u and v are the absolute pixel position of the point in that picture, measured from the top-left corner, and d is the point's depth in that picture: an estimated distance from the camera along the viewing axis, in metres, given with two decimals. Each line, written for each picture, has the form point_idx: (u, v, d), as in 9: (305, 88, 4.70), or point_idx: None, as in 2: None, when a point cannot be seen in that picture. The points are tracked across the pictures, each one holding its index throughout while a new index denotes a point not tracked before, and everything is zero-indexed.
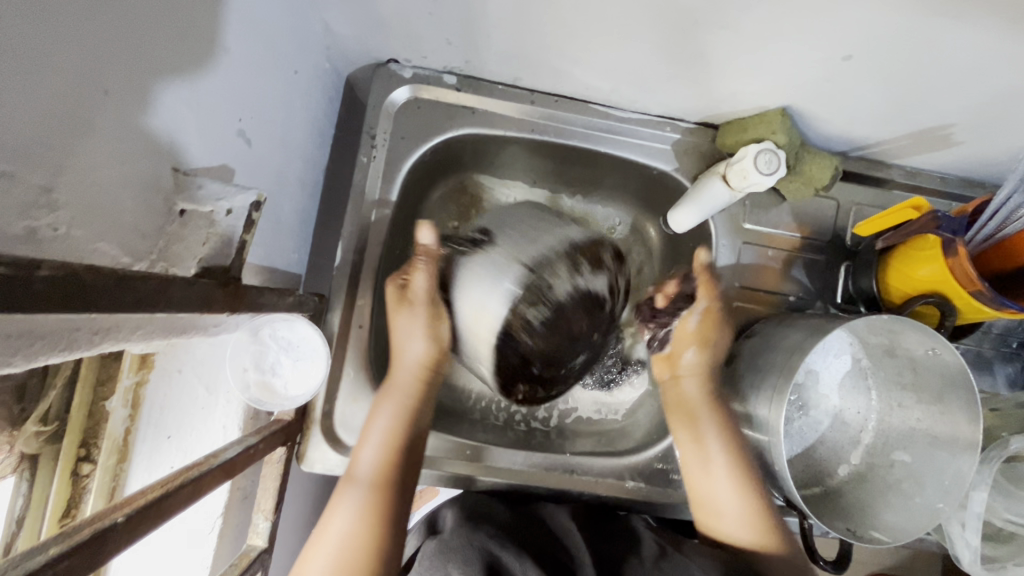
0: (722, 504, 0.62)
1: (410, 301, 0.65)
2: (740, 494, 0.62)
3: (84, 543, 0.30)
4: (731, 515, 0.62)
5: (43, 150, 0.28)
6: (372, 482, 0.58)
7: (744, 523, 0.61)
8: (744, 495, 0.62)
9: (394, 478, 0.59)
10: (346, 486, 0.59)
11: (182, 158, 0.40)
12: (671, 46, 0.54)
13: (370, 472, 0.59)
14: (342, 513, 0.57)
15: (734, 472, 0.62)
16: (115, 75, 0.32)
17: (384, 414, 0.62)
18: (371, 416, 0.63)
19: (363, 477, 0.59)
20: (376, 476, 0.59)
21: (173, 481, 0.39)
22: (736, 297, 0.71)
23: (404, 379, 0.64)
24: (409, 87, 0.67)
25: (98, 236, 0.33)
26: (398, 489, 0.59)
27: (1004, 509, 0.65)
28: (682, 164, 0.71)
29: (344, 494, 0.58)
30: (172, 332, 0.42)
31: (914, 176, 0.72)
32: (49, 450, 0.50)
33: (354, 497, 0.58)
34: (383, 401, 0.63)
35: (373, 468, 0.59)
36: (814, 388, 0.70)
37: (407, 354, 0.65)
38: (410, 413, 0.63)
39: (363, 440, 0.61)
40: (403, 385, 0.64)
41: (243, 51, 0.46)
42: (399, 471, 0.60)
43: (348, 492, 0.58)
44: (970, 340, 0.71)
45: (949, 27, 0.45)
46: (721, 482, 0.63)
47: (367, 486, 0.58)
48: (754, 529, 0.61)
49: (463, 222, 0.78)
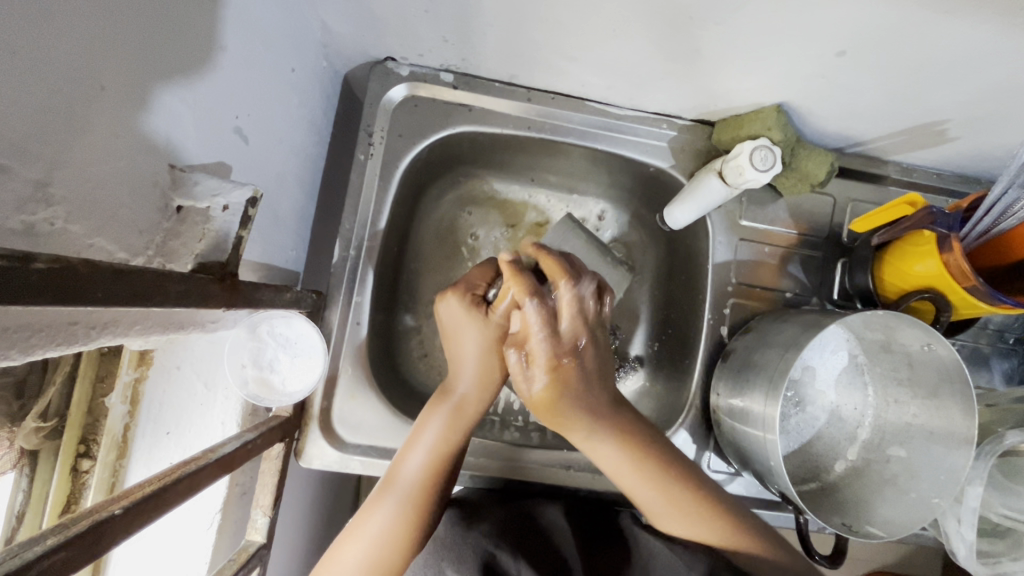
0: (655, 509, 0.59)
1: (488, 313, 0.62)
2: (684, 513, 0.57)
3: (81, 534, 0.30)
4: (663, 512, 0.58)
5: (38, 145, 0.29)
6: (415, 488, 0.57)
7: (689, 528, 0.57)
8: (678, 505, 0.57)
9: (435, 488, 0.57)
10: (388, 488, 0.57)
11: (179, 155, 0.40)
12: (665, 43, 0.54)
13: (415, 477, 0.57)
14: (379, 515, 0.55)
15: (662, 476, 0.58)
16: (111, 72, 0.33)
17: (437, 421, 0.60)
18: (422, 421, 0.61)
19: (406, 482, 0.57)
20: (421, 484, 0.57)
21: (170, 474, 0.39)
22: (733, 293, 0.71)
23: (462, 393, 0.62)
24: (407, 85, 0.67)
25: (95, 231, 0.34)
26: (438, 498, 0.58)
27: (1000, 504, 0.65)
28: (679, 161, 0.71)
29: (386, 494, 0.56)
30: (169, 327, 0.42)
31: (910, 173, 0.73)
32: (48, 446, 0.51)
33: (394, 500, 0.56)
34: (438, 407, 0.61)
35: (418, 475, 0.57)
36: (811, 384, 0.70)
37: (469, 372, 0.62)
38: (459, 426, 0.60)
39: (412, 443, 0.59)
40: (459, 398, 0.62)
41: (241, 49, 0.47)
42: (442, 480, 0.58)
43: (388, 494, 0.56)
44: (967, 336, 0.72)
45: (940, 23, 0.45)
46: (645, 491, 0.59)
47: (410, 490, 0.56)
48: (706, 532, 0.56)
49: (476, 219, 0.80)
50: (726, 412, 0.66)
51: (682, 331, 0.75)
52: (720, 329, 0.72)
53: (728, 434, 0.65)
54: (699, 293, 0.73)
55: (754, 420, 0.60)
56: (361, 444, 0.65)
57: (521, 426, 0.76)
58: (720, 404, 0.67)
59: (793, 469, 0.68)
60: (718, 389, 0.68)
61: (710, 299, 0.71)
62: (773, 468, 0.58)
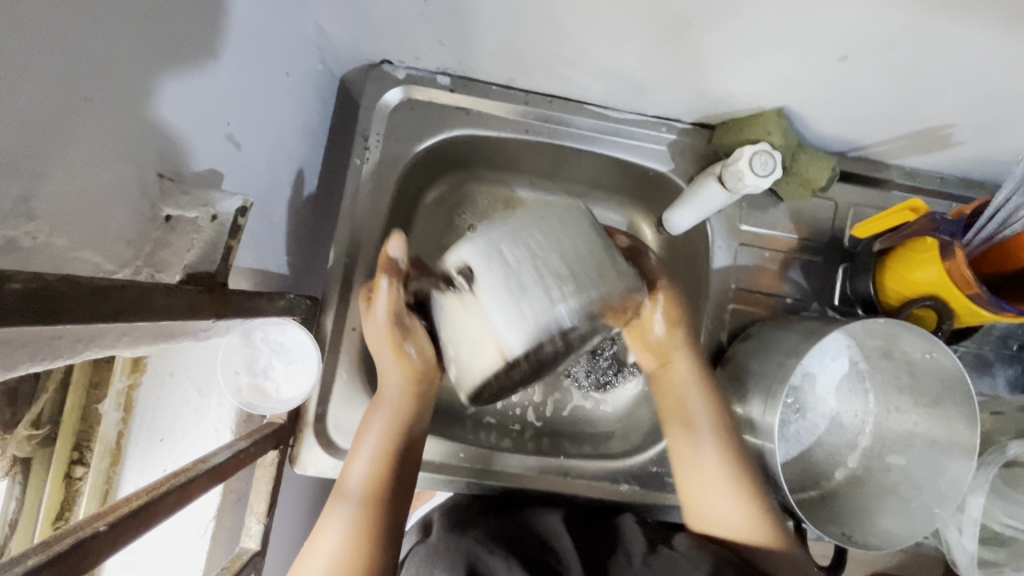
0: (718, 509, 0.60)
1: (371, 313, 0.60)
2: (739, 498, 0.59)
3: (65, 553, 0.30)
4: (727, 516, 0.59)
5: (21, 161, 0.28)
6: (364, 499, 0.56)
7: (743, 522, 0.59)
8: (725, 491, 0.60)
9: (388, 492, 0.58)
10: (337, 502, 0.57)
11: (168, 164, 0.40)
12: (664, 47, 0.53)
13: (361, 486, 0.57)
14: (333, 530, 0.55)
15: (733, 480, 0.59)
16: (96, 83, 0.32)
17: (377, 429, 0.59)
18: (360, 429, 0.60)
19: (356, 489, 0.57)
20: (371, 492, 0.57)
21: (160, 487, 0.39)
22: (733, 299, 0.71)
23: (387, 394, 0.60)
24: (403, 88, 0.67)
25: (80, 244, 0.33)
26: (393, 505, 0.58)
27: (1003, 513, 0.64)
28: (679, 165, 0.71)
29: (335, 508, 0.56)
30: (159, 338, 0.42)
31: (913, 177, 0.72)
32: (42, 453, 0.51)
33: (345, 512, 0.56)
34: (373, 413, 0.60)
35: (365, 485, 0.57)
36: (811, 390, 0.69)
37: (383, 371, 0.61)
38: (403, 425, 0.60)
39: (354, 454, 0.59)
40: (387, 399, 0.60)
41: (234, 54, 0.46)
42: (392, 484, 0.58)
43: (339, 508, 0.56)
44: (970, 343, 0.71)
45: (944, 28, 0.44)
46: (712, 480, 0.60)
47: (361, 499, 0.56)
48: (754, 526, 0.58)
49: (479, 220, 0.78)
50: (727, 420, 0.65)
51: None
52: (720, 334, 0.71)
53: None
54: (699, 298, 0.72)
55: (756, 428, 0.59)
56: None
57: (517, 432, 0.76)
58: None
59: (792, 476, 0.67)
60: None
61: (710, 303, 0.71)
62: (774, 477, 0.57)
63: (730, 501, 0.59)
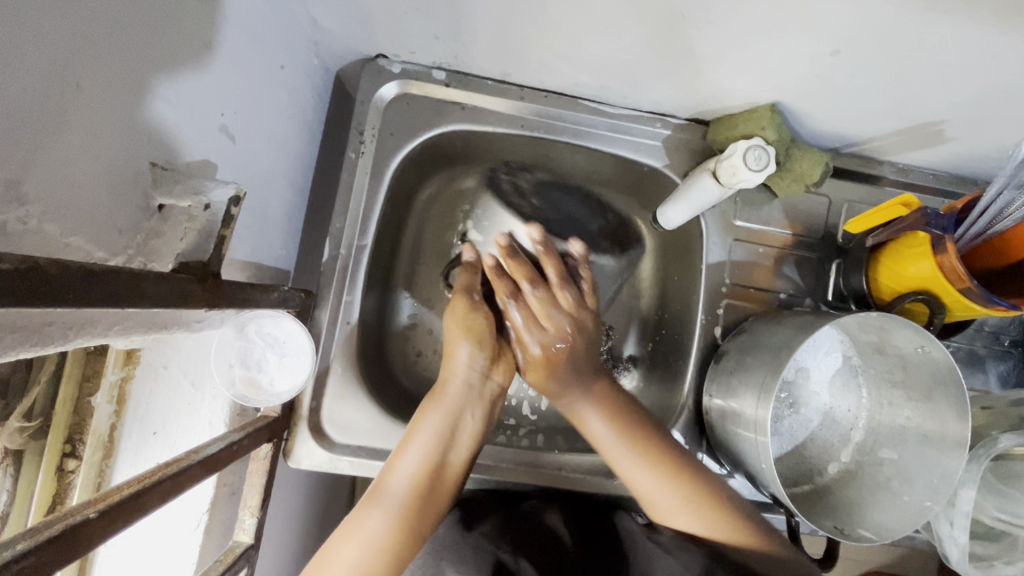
0: (664, 501, 0.59)
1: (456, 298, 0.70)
2: (679, 492, 0.58)
3: (52, 539, 0.30)
4: (679, 513, 0.58)
5: (11, 145, 0.28)
6: (410, 490, 0.57)
7: (696, 519, 0.57)
8: (676, 487, 0.59)
9: (430, 490, 0.58)
10: (380, 493, 0.57)
11: (161, 153, 0.40)
12: (657, 42, 0.53)
13: (410, 476, 0.58)
14: (374, 516, 0.55)
15: (671, 475, 0.59)
16: (90, 68, 0.32)
17: (434, 420, 0.61)
18: (415, 422, 0.62)
19: (404, 480, 0.58)
20: (418, 480, 0.58)
21: (151, 477, 0.39)
22: (727, 294, 0.71)
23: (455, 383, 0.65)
24: (398, 83, 0.67)
25: (70, 232, 0.33)
26: (430, 503, 0.58)
27: (993, 507, 0.64)
28: (674, 161, 0.71)
29: (381, 498, 0.56)
30: (151, 327, 0.42)
31: (906, 173, 0.72)
32: (34, 446, 0.50)
33: (387, 505, 0.56)
34: (437, 407, 0.63)
35: (413, 477, 0.58)
36: (805, 385, 0.69)
37: (450, 360, 0.67)
38: (456, 423, 0.62)
39: (406, 445, 0.60)
40: (451, 391, 0.64)
41: (228, 46, 0.46)
42: (434, 482, 0.59)
43: (385, 498, 0.56)
44: (962, 338, 0.71)
45: (935, 24, 0.45)
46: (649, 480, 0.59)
47: (402, 498, 0.57)
48: (705, 522, 0.57)
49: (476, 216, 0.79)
50: (718, 417, 0.65)
51: (676, 332, 0.75)
52: (714, 329, 0.71)
53: (722, 437, 0.65)
54: (694, 293, 0.73)
55: (745, 423, 0.60)
56: (351, 445, 0.65)
57: (513, 427, 0.76)
58: (713, 405, 0.66)
59: (785, 471, 0.68)
60: (711, 390, 0.67)
61: (705, 298, 0.71)
62: (764, 470, 0.58)
63: (675, 499, 0.58)
